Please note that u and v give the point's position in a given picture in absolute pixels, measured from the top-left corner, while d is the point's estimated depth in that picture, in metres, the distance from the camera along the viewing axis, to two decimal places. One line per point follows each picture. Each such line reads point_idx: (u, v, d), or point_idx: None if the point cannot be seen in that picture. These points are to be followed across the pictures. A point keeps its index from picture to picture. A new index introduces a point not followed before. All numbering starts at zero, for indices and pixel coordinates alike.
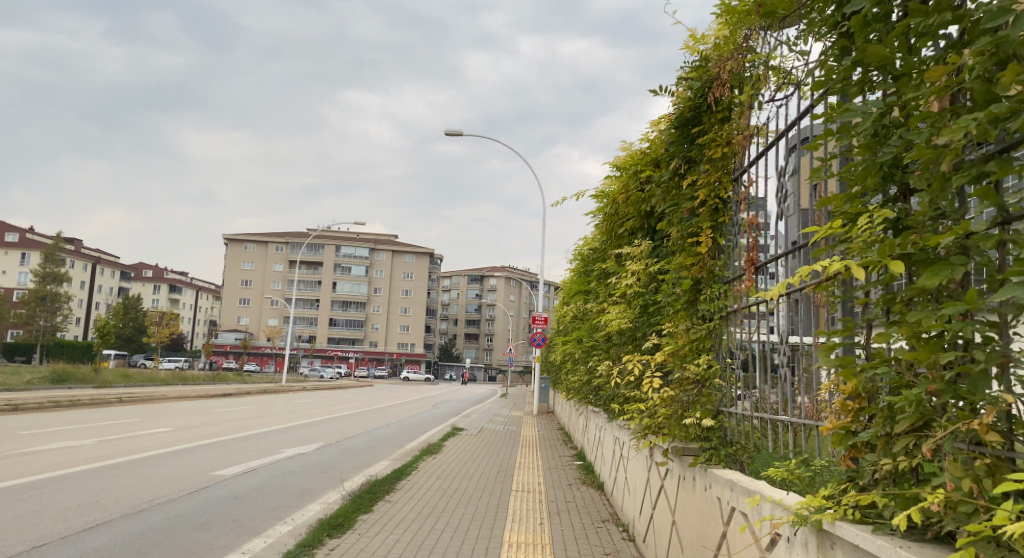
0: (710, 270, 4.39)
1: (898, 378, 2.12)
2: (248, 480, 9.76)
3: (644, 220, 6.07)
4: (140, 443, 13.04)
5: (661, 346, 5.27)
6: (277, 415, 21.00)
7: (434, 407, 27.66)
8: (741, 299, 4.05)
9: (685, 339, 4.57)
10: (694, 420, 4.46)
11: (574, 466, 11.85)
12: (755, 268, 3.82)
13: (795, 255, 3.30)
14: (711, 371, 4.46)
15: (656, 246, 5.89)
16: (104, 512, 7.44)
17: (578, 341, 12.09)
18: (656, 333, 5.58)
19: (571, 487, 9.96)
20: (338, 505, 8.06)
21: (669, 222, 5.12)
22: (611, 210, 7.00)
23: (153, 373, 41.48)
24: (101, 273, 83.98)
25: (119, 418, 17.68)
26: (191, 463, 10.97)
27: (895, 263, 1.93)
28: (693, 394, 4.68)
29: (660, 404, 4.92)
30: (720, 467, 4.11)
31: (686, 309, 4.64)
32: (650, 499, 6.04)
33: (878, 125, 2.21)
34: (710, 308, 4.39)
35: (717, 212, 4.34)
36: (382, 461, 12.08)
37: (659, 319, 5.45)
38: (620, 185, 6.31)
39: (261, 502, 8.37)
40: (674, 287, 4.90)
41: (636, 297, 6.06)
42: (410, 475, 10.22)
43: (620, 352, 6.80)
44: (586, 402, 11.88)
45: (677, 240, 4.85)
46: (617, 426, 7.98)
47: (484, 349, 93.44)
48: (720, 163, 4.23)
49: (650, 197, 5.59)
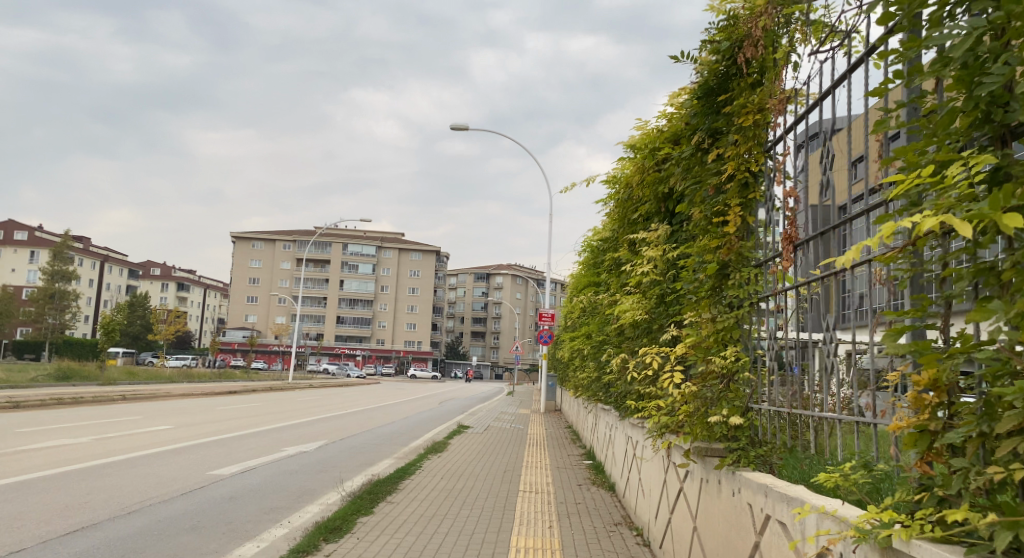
0: (739, 252, 3.99)
1: (1003, 364, 1.72)
2: (246, 480, 9.39)
3: (659, 203, 5.68)
4: (137, 441, 12.69)
5: (681, 338, 4.87)
6: (281, 413, 20.68)
7: (440, 404, 27.30)
8: (778, 283, 3.64)
9: (709, 329, 4.18)
10: (720, 418, 4.07)
11: (583, 465, 11.45)
12: (793, 246, 3.39)
13: (843, 228, 2.89)
14: (739, 364, 4.07)
15: (674, 231, 5.49)
16: (92, 513, 7.09)
17: (587, 337, 11.71)
18: (675, 325, 5.19)
19: (581, 487, 9.56)
20: (337, 506, 7.69)
21: (691, 203, 4.73)
22: (624, 194, 6.61)
23: (158, 372, 41.24)
24: (110, 272, 84.06)
25: (120, 415, 17.34)
26: (189, 461, 10.63)
27: (1012, 217, 1.51)
28: (718, 389, 4.28)
29: (680, 401, 4.53)
30: (750, 471, 3.72)
31: (710, 296, 4.24)
32: (668, 503, 5.64)
33: (972, 54, 1.80)
34: (739, 294, 4.00)
35: (747, 188, 3.94)
36: (386, 459, 11.72)
37: (679, 309, 5.05)
38: (635, 166, 5.89)
39: (258, 503, 8.01)
40: (696, 273, 4.51)
41: (651, 286, 5.65)
42: (414, 474, 9.84)
43: (634, 345, 6.39)
44: (597, 400, 11.46)
45: (700, 219, 4.46)
46: (630, 425, 7.60)
47: (491, 347, 93.10)
48: (750, 132, 3.84)
49: (668, 178, 5.20)
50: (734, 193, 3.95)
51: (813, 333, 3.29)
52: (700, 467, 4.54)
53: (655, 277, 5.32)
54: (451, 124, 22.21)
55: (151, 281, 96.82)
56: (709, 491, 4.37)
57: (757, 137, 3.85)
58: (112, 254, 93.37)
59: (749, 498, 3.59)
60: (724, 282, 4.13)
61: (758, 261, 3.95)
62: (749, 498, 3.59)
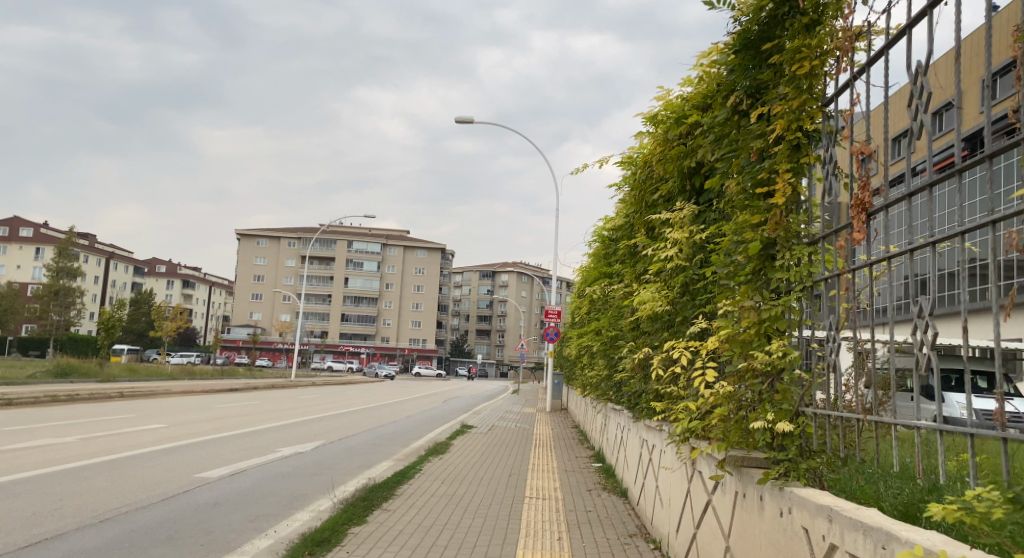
0: (788, 228, 3.37)
1: None
2: (235, 484, 8.80)
3: (685, 181, 5.07)
4: (126, 441, 12.13)
5: (712, 330, 4.25)
6: (280, 411, 20.10)
7: (443, 403, 26.69)
8: (848, 257, 2.98)
9: (749, 319, 3.57)
10: (765, 424, 3.46)
11: (592, 469, 10.82)
12: (865, 214, 2.76)
13: (953, 180, 2.29)
14: (787, 360, 3.44)
15: (702, 210, 4.88)
16: (61, 523, 6.51)
17: (597, 333, 11.08)
18: (704, 317, 4.59)
19: (591, 494, 8.94)
20: (329, 514, 7.10)
21: (727, 174, 4.14)
22: (643, 174, 5.98)
23: (160, 369, 40.62)
24: (116, 269, 84.04)
25: (113, 413, 16.76)
26: (176, 463, 10.04)
27: None
28: (761, 390, 3.67)
29: (711, 402, 3.96)
30: (802, 487, 3.16)
31: (751, 281, 3.64)
32: (692, 518, 5.06)
33: None
34: (789, 276, 3.37)
35: (798, 150, 3.33)
36: (384, 462, 11.13)
37: (710, 298, 4.43)
38: (655, 141, 5.29)
39: (244, 510, 7.44)
40: (732, 255, 3.91)
41: (675, 273, 5.06)
42: (413, 478, 9.24)
43: (653, 339, 5.79)
44: (606, 399, 10.85)
45: (739, 192, 3.85)
46: (645, 427, 7.06)
47: (495, 345, 92.60)
48: (803, 83, 3.23)
49: (699, 150, 4.59)
50: (783, 154, 3.33)
51: (895, 330, 2.65)
52: (733, 480, 4.00)
53: (680, 262, 4.71)
54: (456, 116, 21.48)
55: (156, 278, 96.35)
56: (745, 510, 3.81)
57: (812, 88, 3.23)
58: (116, 251, 92.98)
59: (804, 522, 3.00)
60: (770, 264, 3.53)
61: (812, 238, 3.33)
62: (805, 521, 3.00)
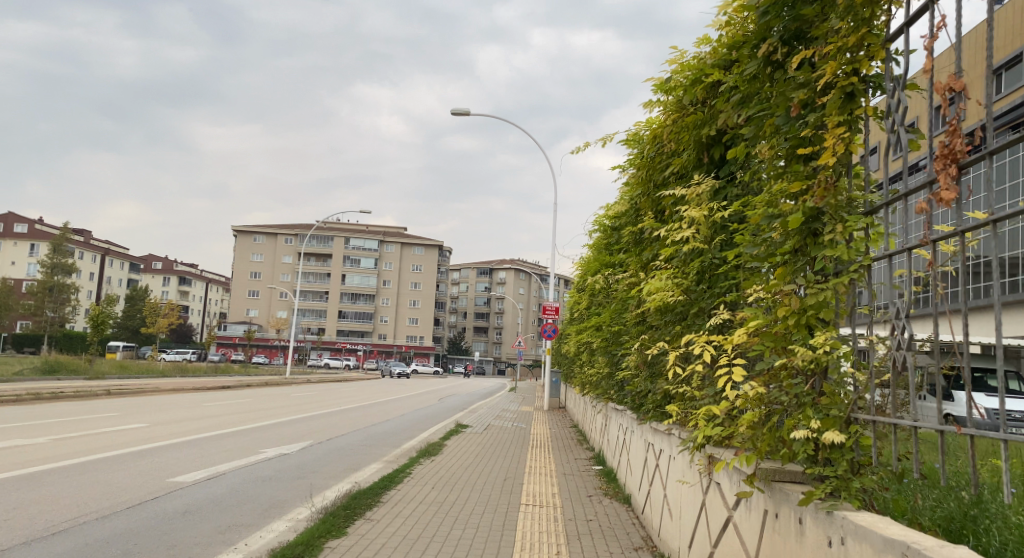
0: (836, 196, 2.77)
1: None
2: (210, 489, 8.21)
3: (701, 153, 4.49)
4: (102, 442, 11.51)
5: (738, 322, 3.66)
6: (269, 410, 19.52)
7: (440, 402, 26.07)
8: (931, 219, 2.29)
9: (787, 309, 2.98)
10: (807, 434, 2.84)
11: (592, 471, 10.26)
12: (956, 167, 2.10)
13: None
14: (835, 356, 2.81)
15: (723, 185, 4.31)
16: (6, 536, 5.87)
17: (597, 329, 10.49)
18: (725, 306, 4.02)
19: (591, 500, 8.34)
20: (305, 525, 6.51)
21: (758, 140, 3.56)
22: (652, 150, 5.39)
23: (151, 366, 39.91)
24: (111, 265, 83.23)
25: (95, 413, 16.11)
26: (148, 466, 9.40)
27: None
28: (801, 394, 3.06)
29: (738, 407, 3.37)
30: (858, 512, 2.59)
31: (788, 262, 3.07)
32: (709, 535, 4.47)
33: None
34: (838, 253, 2.75)
35: (852, 99, 2.72)
36: (373, 464, 10.52)
37: (737, 285, 3.85)
38: (669, 110, 4.70)
39: (215, 519, 6.84)
40: (761, 234, 3.33)
41: (692, 257, 4.49)
42: (401, 483, 8.64)
43: (664, 333, 5.20)
44: (606, 398, 10.30)
45: (775, 157, 3.27)
46: (652, 430, 6.50)
47: (494, 343, 91.79)
48: (863, 12, 2.60)
49: (722, 115, 4.02)
50: (834, 104, 2.72)
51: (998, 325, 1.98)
52: (759, 498, 3.44)
53: (696, 244, 4.12)
54: (453, 108, 20.91)
55: (152, 274, 95.33)
56: (777, 535, 3.21)
57: (872, 20, 2.61)
58: (111, 247, 92.17)
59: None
60: (814, 240, 2.95)
61: (869, 207, 2.72)
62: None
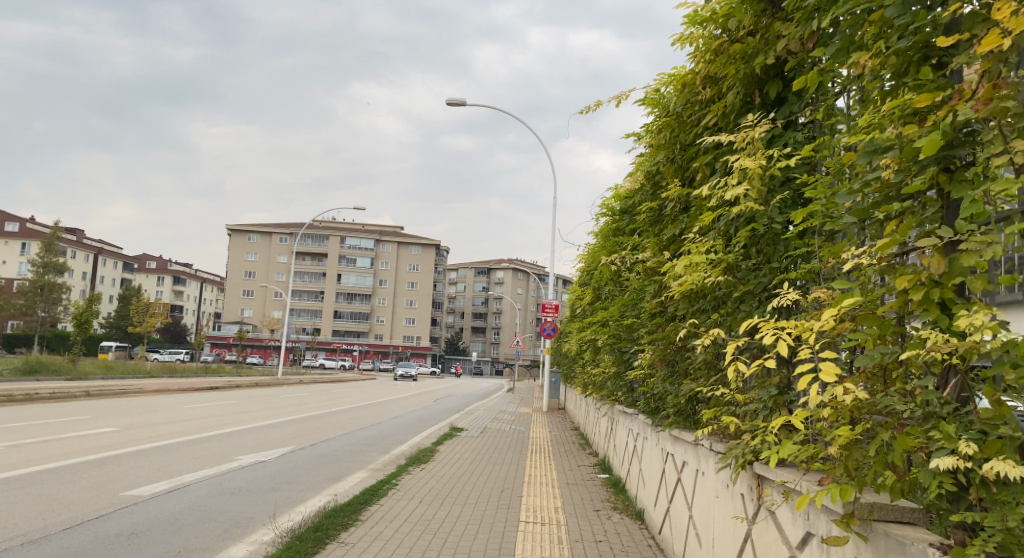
0: (1004, 102, 1.84)
1: None
2: (168, 504, 7.27)
3: (751, 91, 3.58)
4: (64, 449, 10.54)
5: (819, 299, 2.75)
6: (255, 412, 18.54)
7: (436, 403, 25.09)
8: None
9: (910, 277, 2.07)
10: (957, 464, 1.89)
11: (598, 480, 9.33)
12: None
13: None
14: (998, 345, 1.87)
15: (782, 130, 3.41)
16: None
17: (603, 324, 9.51)
18: (790, 284, 3.15)
19: (599, 516, 7.37)
20: (267, 552, 5.54)
21: (846, 52, 2.65)
22: (680, 102, 4.46)
23: (140, 366, 38.82)
24: (104, 265, 82.42)
25: (65, 416, 15.08)
26: (105, 477, 8.45)
27: None
28: (938, 400, 2.12)
29: (828, 419, 2.41)
30: None
31: (907, 211, 2.18)
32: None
33: None
34: (1010, 187, 1.82)
35: None
36: (357, 473, 9.59)
37: (817, 255, 2.94)
38: (712, 43, 3.79)
39: (164, 542, 5.91)
40: (854, 181, 2.43)
41: (741, 225, 3.58)
42: (385, 497, 7.69)
43: (700, 321, 4.26)
44: (613, 400, 9.37)
45: (881, 68, 2.35)
46: (674, 435, 5.56)
47: (491, 343, 90.99)
48: None
49: (786, 36, 3.13)
50: None
51: None
52: (849, 542, 2.49)
53: (753, 205, 3.17)
54: (449, 99, 20.05)
55: (145, 274, 94.59)
56: None
57: None
58: (104, 246, 91.05)
59: None
60: (954, 178, 2.04)
61: None
62: None
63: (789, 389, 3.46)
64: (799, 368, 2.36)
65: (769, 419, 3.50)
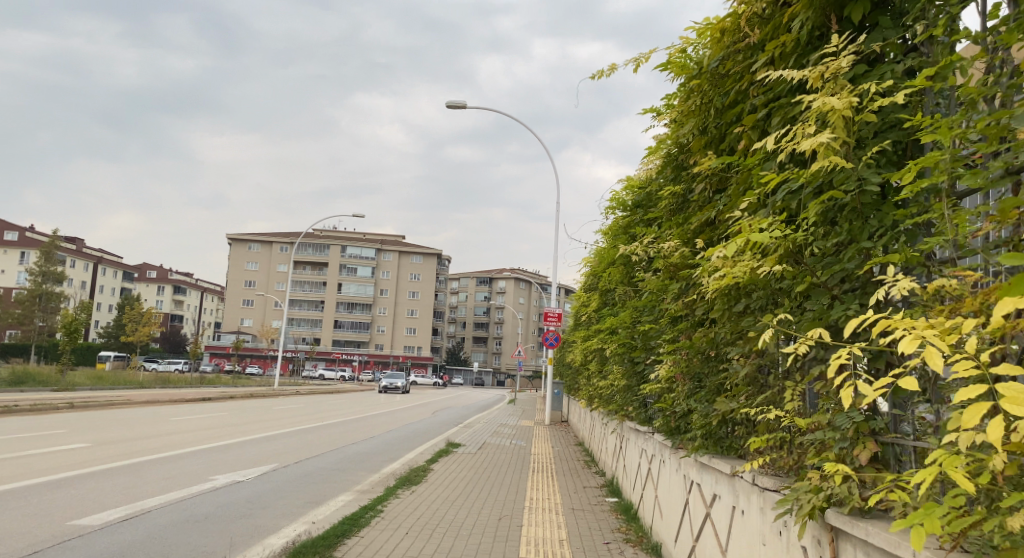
0: None
1: None
2: (118, 536, 6.35)
3: (823, 19, 2.71)
4: (22, 468, 9.60)
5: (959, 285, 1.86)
6: (243, 425, 17.56)
7: (434, 416, 24.13)
8: None
9: None
10: None
11: (606, 505, 8.44)
12: None
13: None
14: None
15: (870, 62, 2.55)
16: None
17: (611, 331, 8.64)
18: (890, 268, 2.28)
19: (610, 551, 6.42)
20: None
21: None
22: (716, 54, 3.61)
23: (133, 376, 37.61)
24: (103, 274, 81.62)
25: (36, 429, 14.13)
26: (58, 503, 7.54)
27: None
28: None
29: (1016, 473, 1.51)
30: None
31: None
32: None
33: None
34: None
35: None
36: (341, 496, 8.68)
37: (946, 223, 2.06)
38: None
39: None
40: None
41: (812, 193, 2.70)
42: (367, 527, 6.76)
43: (746, 323, 3.38)
44: (623, 415, 8.49)
45: None
46: (703, 461, 4.64)
47: (492, 353, 89.91)
48: None
49: None
50: None
51: None
52: None
53: (839, 160, 2.31)
54: (450, 102, 19.24)
55: (145, 284, 93.88)
56: None
57: None
58: (103, 254, 90.32)
59: None
60: None
61: None
62: None
63: (875, 414, 2.61)
64: (962, 391, 1.48)
65: (849, 456, 2.64)
